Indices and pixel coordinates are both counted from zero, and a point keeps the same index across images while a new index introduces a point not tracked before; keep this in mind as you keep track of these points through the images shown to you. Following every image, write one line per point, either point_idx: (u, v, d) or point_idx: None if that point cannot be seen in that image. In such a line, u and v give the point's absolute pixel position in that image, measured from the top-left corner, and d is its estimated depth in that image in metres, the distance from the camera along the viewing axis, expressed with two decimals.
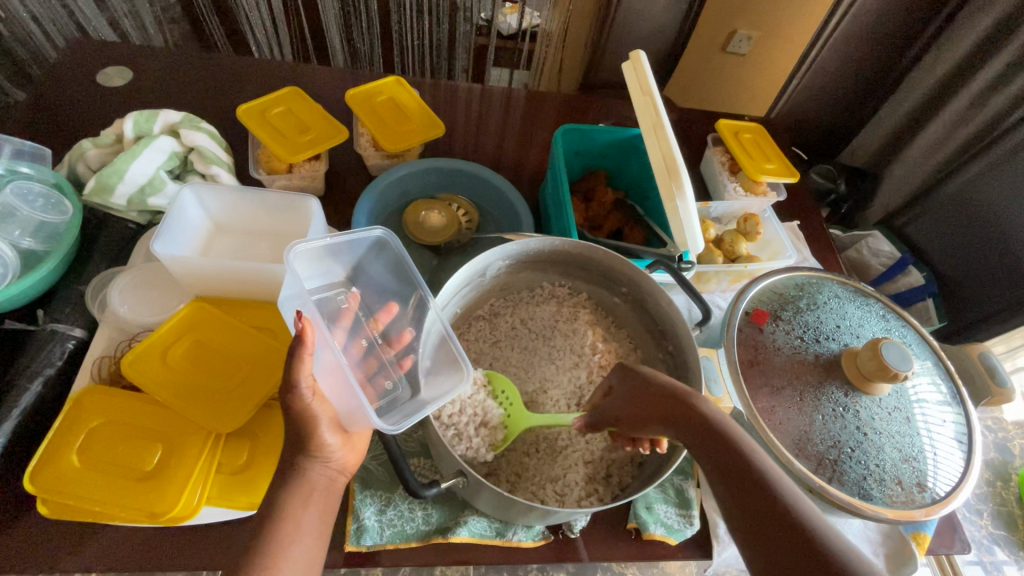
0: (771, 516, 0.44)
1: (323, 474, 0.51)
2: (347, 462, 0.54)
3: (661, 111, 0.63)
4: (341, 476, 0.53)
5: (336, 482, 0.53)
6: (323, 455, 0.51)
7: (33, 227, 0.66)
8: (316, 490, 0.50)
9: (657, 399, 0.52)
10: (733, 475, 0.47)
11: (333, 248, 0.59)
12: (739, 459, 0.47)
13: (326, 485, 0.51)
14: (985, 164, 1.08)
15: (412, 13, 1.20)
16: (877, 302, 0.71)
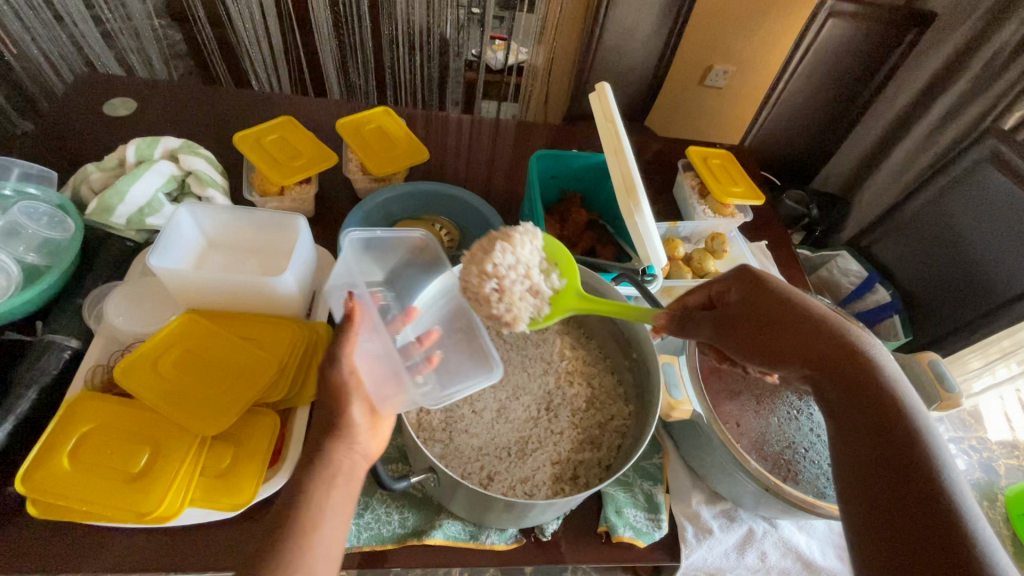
0: (878, 414, 0.49)
1: (348, 458, 0.53)
2: (370, 447, 0.56)
3: (622, 136, 0.69)
4: (364, 460, 0.55)
5: (360, 467, 0.55)
6: (349, 436, 0.53)
7: (37, 243, 0.71)
8: (341, 474, 0.52)
9: (780, 305, 0.56)
10: (851, 390, 0.51)
11: (375, 241, 0.66)
12: (865, 383, 0.51)
13: (350, 468, 0.53)
14: (940, 188, 1.12)
15: (404, 50, 1.28)
16: (832, 313, 0.75)
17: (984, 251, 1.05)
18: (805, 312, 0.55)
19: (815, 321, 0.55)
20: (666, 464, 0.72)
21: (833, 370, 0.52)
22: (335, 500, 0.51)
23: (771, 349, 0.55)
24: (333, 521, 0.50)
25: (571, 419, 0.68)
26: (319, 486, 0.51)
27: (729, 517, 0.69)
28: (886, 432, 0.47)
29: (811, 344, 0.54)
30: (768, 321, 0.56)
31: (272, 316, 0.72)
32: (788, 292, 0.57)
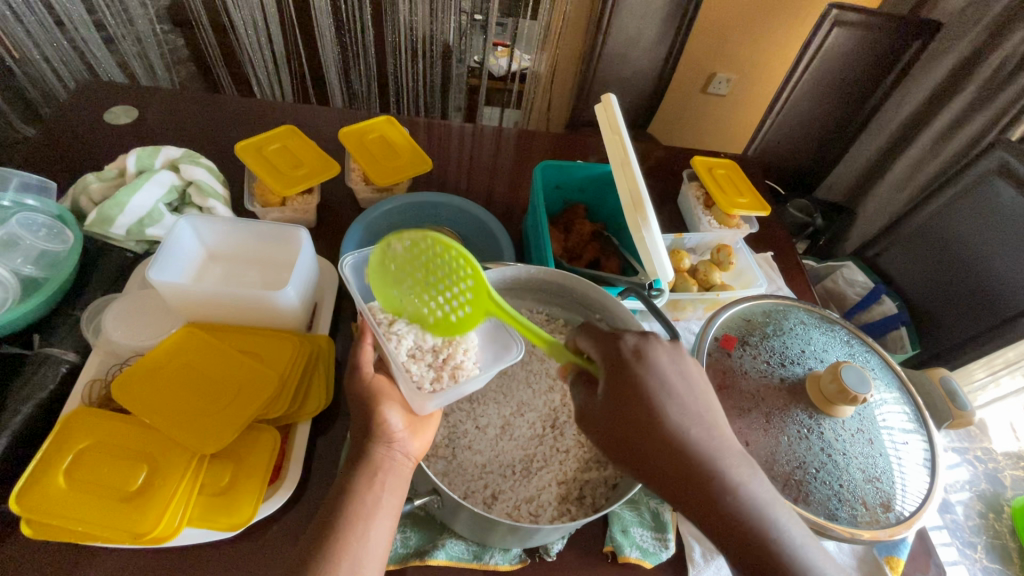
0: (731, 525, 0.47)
1: (387, 455, 0.56)
2: (414, 447, 0.58)
3: (629, 148, 0.68)
4: (408, 461, 0.57)
5: (402, 465, 0.56)
6: (388, 436, 0.56)
7: (35, 255, 0.70)
8: (383, 471, 0.55)
9: (629, 411, 0.49)
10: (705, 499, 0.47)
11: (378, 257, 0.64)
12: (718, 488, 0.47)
13: (394, 467, 0.56)
14: (946, 200, 1.09)
15: (407, 56, 1.27)
16: (842, 328, 0.74)
17: (992, 264, 1.04)
18: (652, 413, 0.49)
19: (660, 426, 0.48)
20: None
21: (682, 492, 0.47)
22: (384, 496, 0.54)
23: (637, 461, 0.49)
24: (384, 516, 0.53)
25: (576, 436, 0.67)
26: (364, 483, 0.53)
27: None
28: (740, 538, 0.46)
29: (664, 456, 0.48)
30: (622, 427, 0.49)
31: (273, 330, 0.71)
32: (632, 386, 0.49)
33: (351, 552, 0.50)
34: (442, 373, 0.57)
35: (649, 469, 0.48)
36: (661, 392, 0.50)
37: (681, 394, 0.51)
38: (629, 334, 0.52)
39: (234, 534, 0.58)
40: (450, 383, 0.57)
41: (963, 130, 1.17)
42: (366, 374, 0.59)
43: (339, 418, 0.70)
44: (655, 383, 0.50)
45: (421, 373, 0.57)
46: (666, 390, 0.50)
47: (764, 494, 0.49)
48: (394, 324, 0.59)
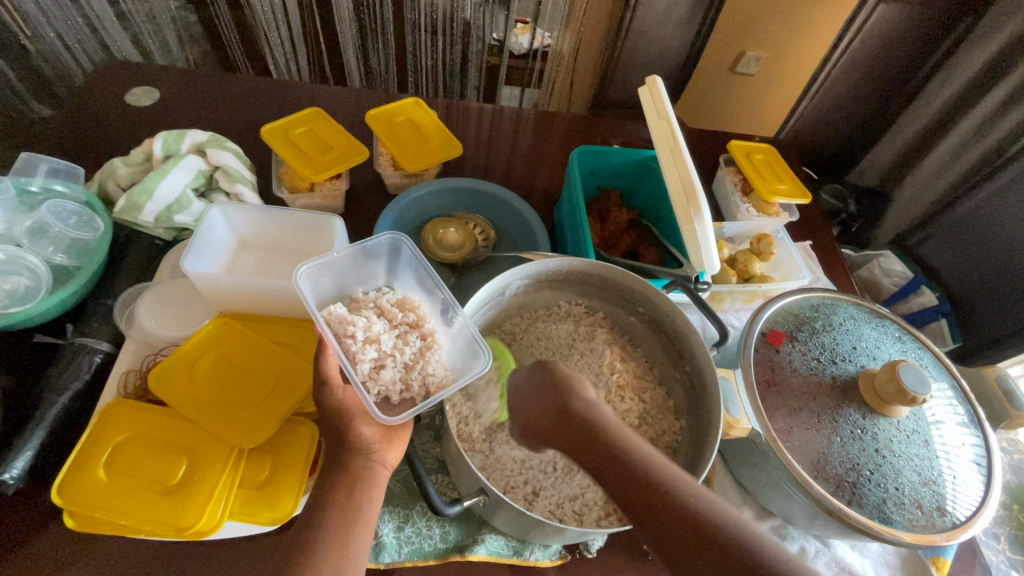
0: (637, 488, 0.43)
1: (367, 466, 0.52)
2: (391, 457, 0.54)
3: (678, 136, 0.65)
4: (384, 469, 0.53)
5: (380, 475, 0.52)
6: (364, 447, 0.52)
7: (66, 243, 0.68)
8: (362, 482, 0.51)
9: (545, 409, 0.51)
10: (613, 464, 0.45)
11: (331, 264, 0.62)
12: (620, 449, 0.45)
13: (369, 477, 0.52)
14: (999, 185, 1.08)
15: (427, 34, 1.22)
16: (892, 323, 0.71)
17: None
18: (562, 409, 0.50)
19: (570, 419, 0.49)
20: (712, 480, 0.69)
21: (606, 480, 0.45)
22: (366, 507, 0.50)
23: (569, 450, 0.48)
24: (362, 528, 0.49)
25: None
26: (343, 493, 0.50)
27: (780, 535, 0.66)
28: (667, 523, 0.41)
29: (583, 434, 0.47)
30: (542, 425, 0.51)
31: (307, 321, 0.69)
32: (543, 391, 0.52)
33: (334, 552, 0.47)
34: (411, 385, 0.57)
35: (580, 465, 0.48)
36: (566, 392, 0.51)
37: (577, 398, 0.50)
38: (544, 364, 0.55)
39: (275, 529, 0.57)
40: (420, 394, 0.57)
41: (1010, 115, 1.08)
42: (336, 390, 0.53)
43: None
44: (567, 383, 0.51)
45: (389, 386, 0.56)
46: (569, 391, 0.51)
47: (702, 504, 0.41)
48: (357, 337, 0.57)
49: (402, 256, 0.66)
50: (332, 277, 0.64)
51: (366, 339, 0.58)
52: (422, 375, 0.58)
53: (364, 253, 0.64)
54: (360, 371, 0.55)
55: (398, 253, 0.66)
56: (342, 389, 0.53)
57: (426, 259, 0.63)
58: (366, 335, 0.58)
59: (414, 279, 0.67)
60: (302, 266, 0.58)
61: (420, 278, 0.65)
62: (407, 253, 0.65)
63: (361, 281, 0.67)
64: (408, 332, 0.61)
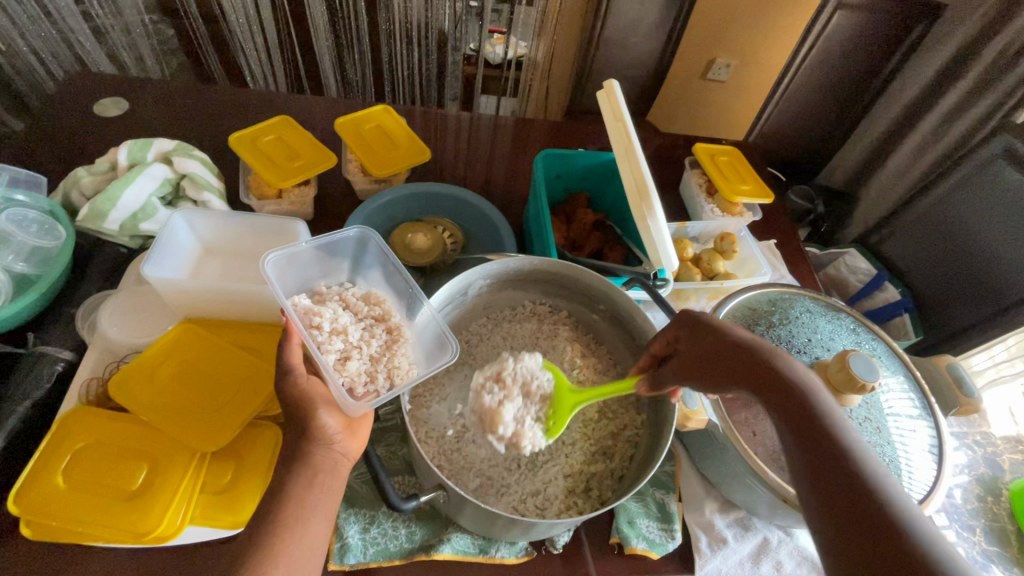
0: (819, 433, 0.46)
1: (328, 457, 0.52)
2: (352, 446, 0.55)
3: (633, 136, 0.67)
4: (346, 459, 0.54)
5: (342, 466, 0.54)
6: (325, 438, 0.52)
7: (27, 251, 0.68)
8: (322, 472, 0.52)
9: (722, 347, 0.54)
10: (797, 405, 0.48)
11: (299, 255, 0.63)
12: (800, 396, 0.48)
13: (332, 467, 0.53)
14: (955, 181, 1.08)
15: (402, 44, 1.24)
16: (847, 316, 0.73)
17: (995, 247, 1.02)
18: (764, 354, 0.51)
19: (773, 364, 0.50)
20: (678, 472, 0.70)
21: (805, 428, 0.47)
22: (319, 500, 0.50)
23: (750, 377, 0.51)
24: (317, 517, 0.50)
25: (582, 429, 0.66)
26: (302, 484, 0.50)
27: (744, 526, 0.67)
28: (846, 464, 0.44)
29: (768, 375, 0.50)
30: (723, 371, 0.53)
31: (272, 325, 0.70)
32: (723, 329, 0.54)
33: (288, 553, 0.47)
34: (375, 375, 0.58)
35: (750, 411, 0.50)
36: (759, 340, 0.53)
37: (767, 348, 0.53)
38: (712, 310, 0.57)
39: (237, 533, 0.57)
40: (385, 384, 0.57)
41: (968, 113, 1.14)
42: (298, 379, 0.53)
43: None
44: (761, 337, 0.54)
45: (354, 376, 0.57)
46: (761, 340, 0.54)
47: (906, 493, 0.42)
48: (323, 328, 0.58)
49: (370, 251, 0.67)
50: (300, 268, 0.64)
51: (333, 331, 0.59)
52: (387, 367, 0.59)
53: (332, 246, 0.65)
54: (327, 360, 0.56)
55: (365, 247, 0.67)
56: (303, 379, 0.54)
57: (393, 253, 0.65)
58: (333, 327, 0.59)
59: (381, 275, 0.68)
60: (269, 254, 0.59)
61: (387, 273, 0.66)
62: (375, 248, 0.66)
63: (326, 274, 0.67)
64: (375, 325, 0.62)
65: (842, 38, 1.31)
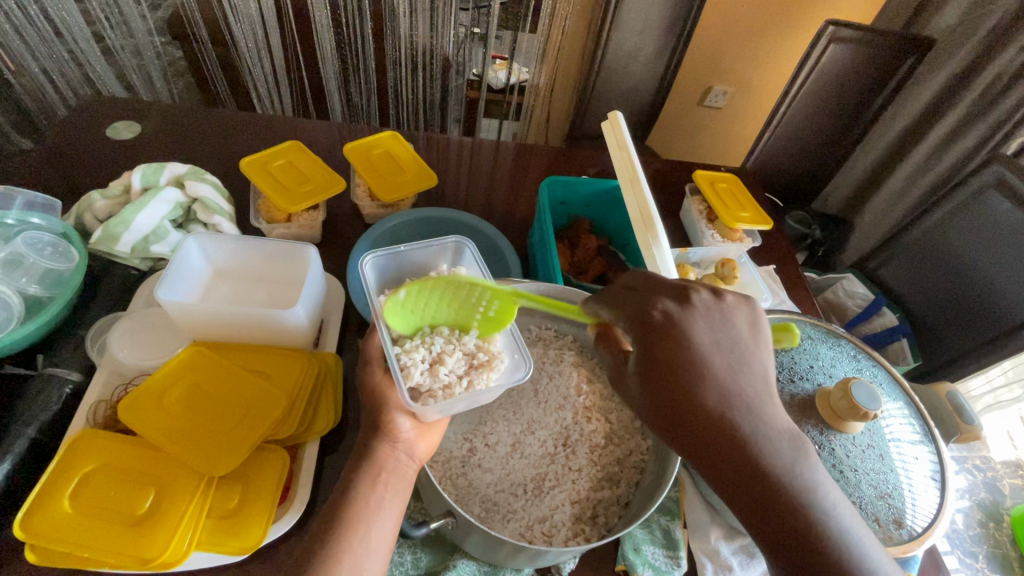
0: (767, 499, 0.43)
1: (390, 455, 0.55)
2: (420, 449, 0.57)
3: (637, 166, 0.69)
4: (413, 462, 0.56)
5: (406, 467, 0.56)
6: (394, 435, 0.55)
7: (40, 274, 0.69)
8: (385, 471, 0.54)
9: (670, 375, 0.46)
10: (744, 466, 0.44)
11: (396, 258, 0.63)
12: (749, 459, 0.44)
13: (394, 468, 0.55)
14: (943, 214, 1.08)
15: (408, 71, 1.27)
16: (849, 342, 0.74)
17: (989, 272, 1.03)
18: (714, 409, 0.45)
19: (727, 420, 0.45)
20: (682, 497, 0.70)
21: (744, 472, 0.44)
22: (385, 498, 0.53)
23: (695, 428, 0.45)
24: (386, 519, 0.52)
25: (588, 455, 0.66)
26: (366, 482, 0.53)
27: (750, 553, 0.66)
28: (786, 533, 0.43)
29: (714, 431, 0.44)
30: (671, 417, 0.46)
31: (281, 348, 0.70)
32: (661, 349, 0.47)
33: (351, 554, 0.49)
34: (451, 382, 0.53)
35: (691, 443, 0.45)
36: (706, 361, 0.46)
37: (715, 362, 0.47)
38: (665, 298, 0.49)
39: (243, 559, 0.57)
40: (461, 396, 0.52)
41: (959, 143, 1.19)
42: (376, 372, 0.56)
43: (347, 434, 0.70)
44: (706, 354, 0.46)
45: (431, 382, 0.53)
46: (711, 348, 0.47)
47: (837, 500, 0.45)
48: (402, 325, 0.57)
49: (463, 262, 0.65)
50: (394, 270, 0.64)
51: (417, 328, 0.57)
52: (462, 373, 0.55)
53: (427, 255, 0.65)
54: (405, 357, 0.54)
55: (460, 259, 0.66)
56: (380, 373, 0.57)
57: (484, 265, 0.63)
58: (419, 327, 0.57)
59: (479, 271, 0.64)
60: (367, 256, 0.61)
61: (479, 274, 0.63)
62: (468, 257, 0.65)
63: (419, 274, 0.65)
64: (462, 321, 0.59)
65: (830, 85, 1.30)
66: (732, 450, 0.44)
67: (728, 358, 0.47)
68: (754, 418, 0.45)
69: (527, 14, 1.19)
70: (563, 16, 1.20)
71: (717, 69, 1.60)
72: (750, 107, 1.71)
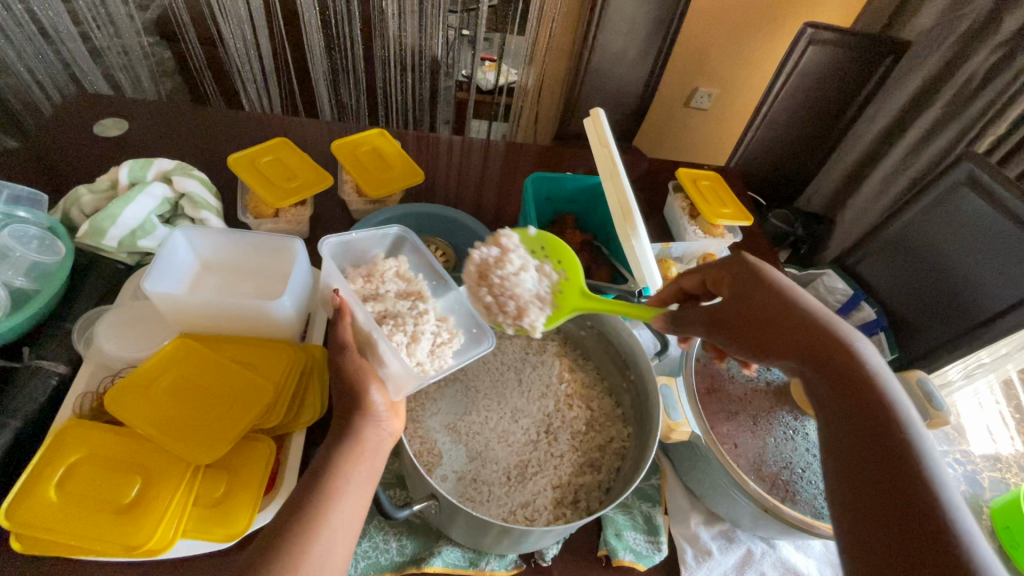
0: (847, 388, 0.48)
1: (375, 433, 0.55)
2: (394, 425, 0.58)
3: (617, 161, 0.70)
4: (388, 438, 0.57)
5: (386, 444, 0.56)
6: (374, 413, 0.55)
7: (26, 267, 0.70)
8: (367, 448, 0.54)
9: (765, 289, 0.56)
10: (815, 353, 0.51)
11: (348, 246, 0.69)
12: (832, 351, 0.50)
13: (376, 445, 0.55)
14: (921, 208, 1.10)
15: (396, 70, 1.28)
16: None
17: (963, 265, 1.05)
18: (791, 308, 0.54)
19: (799, 319, 0.53)
20: (664, 485, 0.72)
21: (819, 362, 0.50)
22: (365, 476, 0.53)
23: (769, 330, 0.54)
24: (359, 492, 0.52)
25: (571, 441, 0.68)
26: (348, 458, 0.52)
27: (728, 538, 0.68)
28: (861, 415, 0.46)
29: (790, 327, 0.53)
30: (751, 321, 0.55)
31: (266, 340, 0.71)
32: (770, 281, 0.56)
33: (330, 523, 0.48)
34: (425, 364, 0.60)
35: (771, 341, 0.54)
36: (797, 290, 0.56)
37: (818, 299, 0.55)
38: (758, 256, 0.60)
39: (229, 547, 0.57)
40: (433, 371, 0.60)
41: (936, 141, 1.22)
42: (353, 355, 0.58)
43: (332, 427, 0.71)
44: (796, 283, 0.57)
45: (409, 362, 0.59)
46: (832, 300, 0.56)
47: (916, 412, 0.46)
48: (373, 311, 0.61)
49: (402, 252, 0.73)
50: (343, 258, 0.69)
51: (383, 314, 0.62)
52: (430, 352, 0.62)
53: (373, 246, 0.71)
54: (392, 338, 0.59)
55: (399, 249, 0.73)
56: (358, 357, 0.58)
57: (433, 258, 0.71)
58: (385, 312, 0.62)
59: (418, 259, 0.72)
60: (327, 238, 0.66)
61: (422, 264, 0.72)
62: (409, 249, 0.73)
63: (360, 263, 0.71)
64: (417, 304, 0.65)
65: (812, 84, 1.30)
66: (804, 344, 0.52)
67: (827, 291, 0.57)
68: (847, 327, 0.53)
69: (515, 15, 1.21)
70: (551, 18, 1.22)
71: (701, 71, 1.63)
72: (734, 109, 1.75)
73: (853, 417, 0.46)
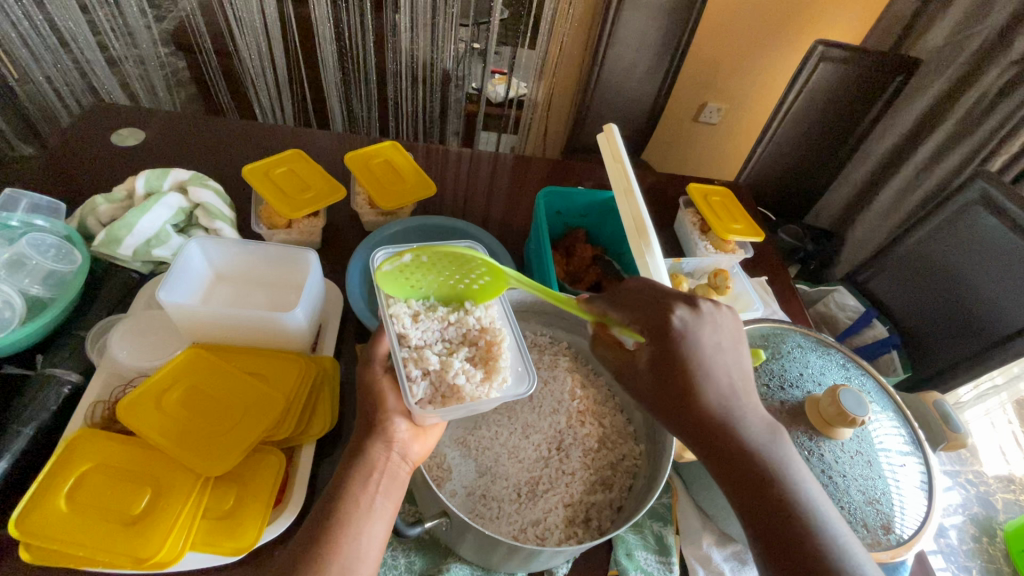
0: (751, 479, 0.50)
1: (384, 457, 0.55)
2: (415, 450, 0.58)
3: (631, 177, 0.71)
4: (406, 464, 0.57)
5: (400, 466, 0.56)
6: (388, 435, 0.56)
7: (43, 275, 0.70)
8: (378, 471, 0.55)
9: (669, 370, 0.52)
10: (722, 444, 0.51)
11: None
12: (734, 441, 0.50)
13: (389, 468, 0.56)
14: (930, 228, 1.10)
15: (408, 82, 1.30)
16: (837, 351, 0.76)
17: (975, 285, 1.05)
18: (693, 394, 0.51)
19: (703, 405, 0.51)
20: (675, 504, 0.71)
21: (725, 452, 0.51)
22: (378, 499, 0.54)
23: (678, 415, 0.52)
24: (373, 518, 0.53)
25: (582, 459, 0.67)
26: (359, 482, 0.54)
27: (741, 559, 0.66)
28: (766, 505, 0.49)
29: (695, 416, 0.51)
30: (658, 403, 0.53)
31: (278, 352, 0.71)
32: (681, 354, 0.52)
33: (342, 553, 0.50)
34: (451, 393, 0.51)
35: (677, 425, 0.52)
36: (705, 361, 0.52)
37: (719, 372, 0.53)
38: (678, 303, 0.54)
39: (237, 560, 0.57)
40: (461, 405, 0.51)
41: (946, 160, 1.22)
42: (376, 370, 0.59)
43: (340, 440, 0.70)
44: (697, 350, 0.52)
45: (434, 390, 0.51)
46: (732, 365, 0.54)
47: (814, 487, 0.50)
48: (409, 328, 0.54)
49: None
50: None
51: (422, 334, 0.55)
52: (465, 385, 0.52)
53: None
54: (411, 367, 0.52)
55: None
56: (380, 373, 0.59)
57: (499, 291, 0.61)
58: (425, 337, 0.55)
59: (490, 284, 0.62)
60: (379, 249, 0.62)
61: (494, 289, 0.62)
62: None
63: None
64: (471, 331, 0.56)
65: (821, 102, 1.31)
66: (712, 432, 0.51)
67: (732, 346, 0.55)
68: (748, 407, 0.52)
69: (526, 29, 1.23)
70: (562, 33, 1.23)
71: (710, 86, 1.64)
72: (742, 124, 1.75)
73: (758, 508, 0.49)
